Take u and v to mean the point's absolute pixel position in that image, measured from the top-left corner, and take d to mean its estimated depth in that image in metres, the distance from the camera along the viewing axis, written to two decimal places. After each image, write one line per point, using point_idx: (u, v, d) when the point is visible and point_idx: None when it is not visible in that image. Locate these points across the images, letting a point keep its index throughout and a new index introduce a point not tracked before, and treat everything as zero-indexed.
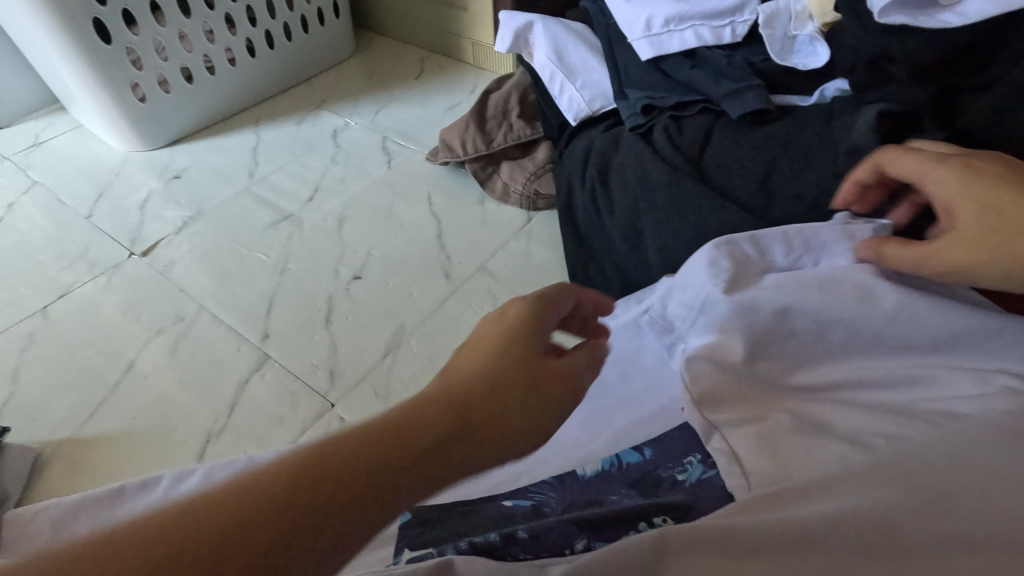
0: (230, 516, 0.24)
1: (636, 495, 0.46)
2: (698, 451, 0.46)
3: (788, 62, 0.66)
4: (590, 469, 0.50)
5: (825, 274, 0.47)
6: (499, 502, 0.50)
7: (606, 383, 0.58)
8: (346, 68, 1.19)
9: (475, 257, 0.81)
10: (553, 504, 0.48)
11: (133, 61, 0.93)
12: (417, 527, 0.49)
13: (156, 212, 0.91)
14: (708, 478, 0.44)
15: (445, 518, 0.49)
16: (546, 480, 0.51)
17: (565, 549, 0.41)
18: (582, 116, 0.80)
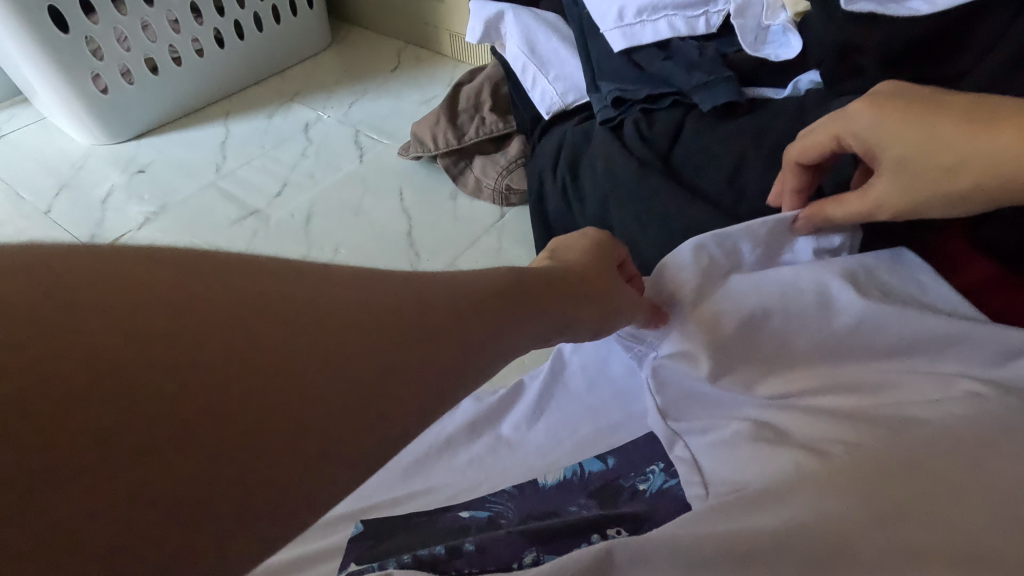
0: (346, 363, 0.25)
1: (594, 505, 0.44)
2: (661, 459, 0.45)
3: (760, 53, 0.64)
4: (551, 478, 0.48)
5: (789, 281, 0.44)
6: (455, 513, 0.47)
7: (572, 390, 0.55)
8: (321, 60, 1.16)
9: (444, 255, 0.79)
10: (511, 515, 0.46)
11: (94, 51, 0.91)
12: (367, 539, 0.47)
13: (119, 207, 0.89)
14: (667, 487, 0.43)
15: (397, 530, 0.47)
16: (506, 489, 0.48)
17: (513, 563, 0.40)
18: (555, 108, 0.79)
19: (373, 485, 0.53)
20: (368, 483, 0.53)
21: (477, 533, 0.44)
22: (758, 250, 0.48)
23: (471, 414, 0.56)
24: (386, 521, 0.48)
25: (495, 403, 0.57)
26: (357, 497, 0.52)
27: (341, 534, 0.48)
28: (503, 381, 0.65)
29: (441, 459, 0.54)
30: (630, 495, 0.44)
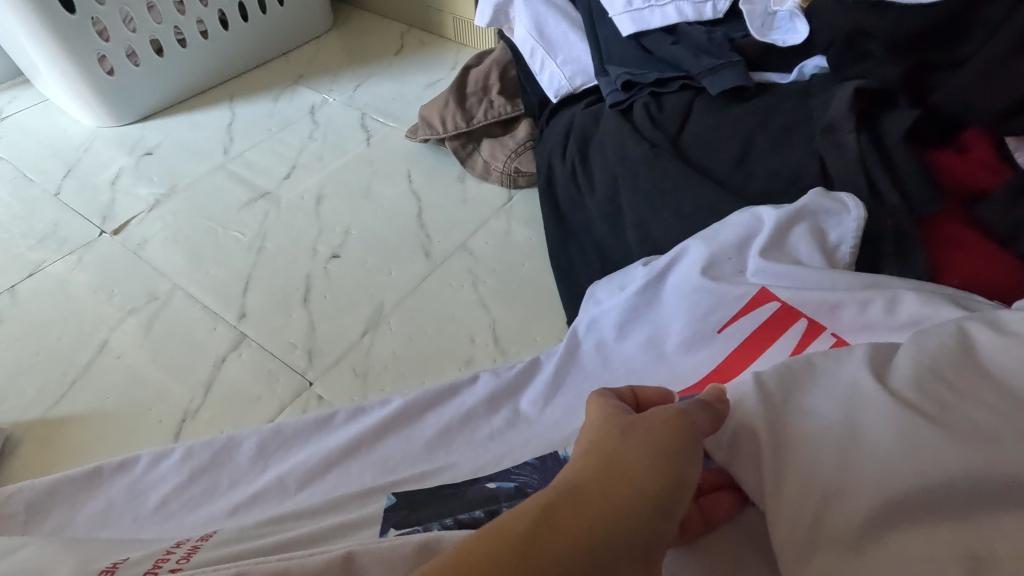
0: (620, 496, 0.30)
1: None
2: None
3: (767, 39, 0.66)
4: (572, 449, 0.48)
5: (792, 283, 0.50)
6: (483, 485, 0.49)
7: (588, 368, 0.58)
8: (324, 42, 1.16)
9: (455, 236, 0.81)
10: (537, 485, 0.46)
11: (99, 32, 0.90)
12: (402, 509, 0.48)
13: (128, 188, 0.89)
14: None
15: (428, 500, 0.48)
16: (529, 462, 0.49)
17: None
18: (563, 93, 0.80)
19: (398, 457, 0.55)
20: (393, 453, 0.56)
21: (508, 502, 0.45)
22: (766, 238, 0.52)
23: (491, 387, 0.59)
24: (417, 493, 0.50)
25: (513, 376, 0.60)
26: (385, 468, 0.55)
27: (368, 506, 0.49)
28: (516, 358, 0.67)
29: (463, 431, 0.57)
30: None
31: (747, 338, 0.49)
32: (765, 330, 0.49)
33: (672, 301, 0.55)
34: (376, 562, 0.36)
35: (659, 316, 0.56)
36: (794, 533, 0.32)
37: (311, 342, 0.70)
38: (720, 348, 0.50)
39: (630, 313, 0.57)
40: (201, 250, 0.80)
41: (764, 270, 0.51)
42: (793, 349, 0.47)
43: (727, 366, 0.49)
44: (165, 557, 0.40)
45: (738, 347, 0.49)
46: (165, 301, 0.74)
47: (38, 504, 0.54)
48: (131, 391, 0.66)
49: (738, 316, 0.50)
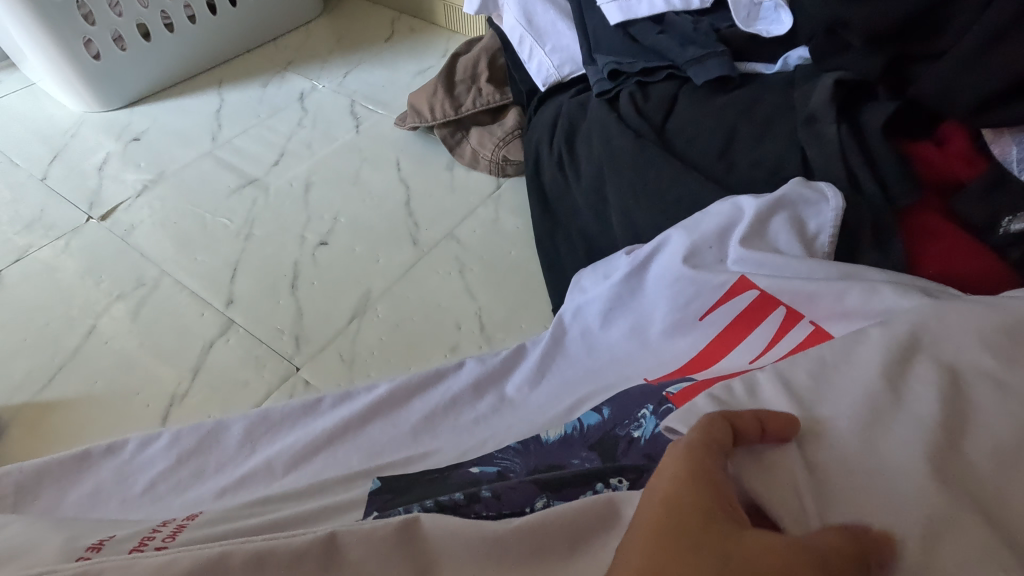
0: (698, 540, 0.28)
1: (595, 458, 0.46)
2: (651, 403, 0.47)
3: (752, 29, 0.66)
4: (553, 433, 0.51)
5: (773, 273, 0.50)
6: (466, 469, 0.49)
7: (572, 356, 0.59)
8: (314, 28, 1.16)
9: (443, 223, 0.81)
10: (519, 469, 0.48)
11: (85, 16, 0.90)
12: (387, 495, 0.48)
13: (115, 174, 0.89)
14: (658, 432, 0.44)
15: (412, 485, 0.49)
16: (512, 446, 0.51)
17: (526, 507, 0.43)
18: (551, 81, 0.80)
19: (383, 441, 0.56)
20: (378, 438, 0.57)
21: (489, 484, 0.46)
22: (749, 228, 0.53)
23: (477, 373, 0.60)
24: (401, 478, 0.50)
25: (499, 363, 0.61)
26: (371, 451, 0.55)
27: (350, 491, 0.50)
28: (501, 344, 0.68)
29: (448, 415, 0.58)
30: (628, 443, 0.46)
31: (727, 326, 0.51)
32: (745, 319, 0.50)
33: (655, 292, 0.56)
34: (359, 543, 0.36)
35: (642, 307, 0.56)
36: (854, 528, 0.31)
37: (298, 328, 0.70)
38: (701, 335, 0.52)
39: (615, 301, 0.58)
40: (189, 236, 0.80)
41: (745, 259, 0.52)
42: (770, 339, 0.48)
43: (706, 353, 0.50)
44: (153, 535, 0.41)
45: (718, 335, 0.51)
46: (153, 287, 0.75)
47: (25, 486, 0.55)
48: (121, 376, 0.67)
49: (718, 304, 0.51)
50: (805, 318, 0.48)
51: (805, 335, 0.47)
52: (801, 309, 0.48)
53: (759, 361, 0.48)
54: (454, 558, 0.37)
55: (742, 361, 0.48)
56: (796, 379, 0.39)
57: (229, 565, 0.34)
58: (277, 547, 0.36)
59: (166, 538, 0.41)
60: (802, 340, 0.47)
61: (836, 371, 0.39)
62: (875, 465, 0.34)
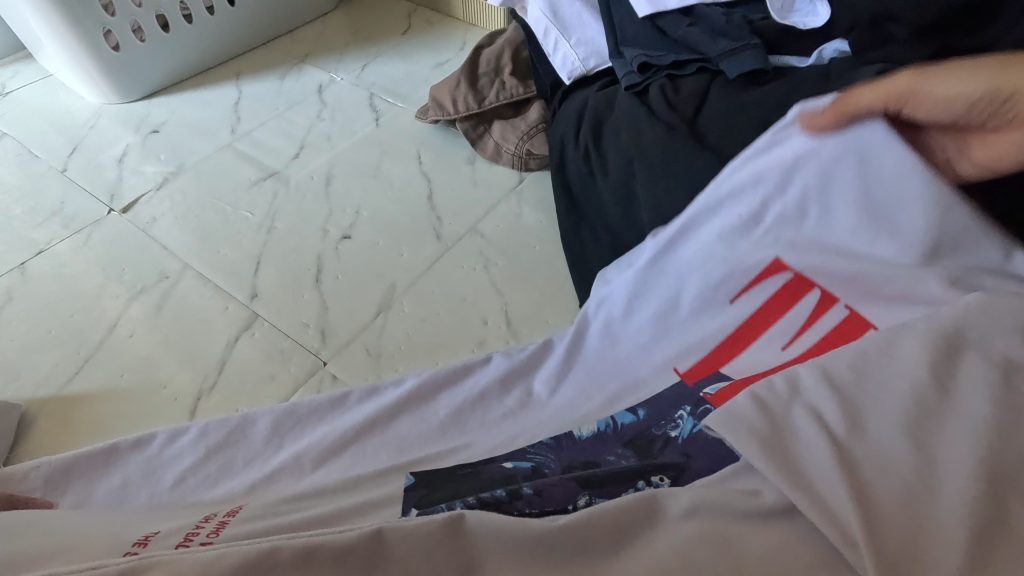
0: None
1: (631, 455, 0.48)
2: (688, 405, 0.49)
3: (788, 20, 0.65)
4: (586, 431, 0.52)
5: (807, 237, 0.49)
6: (499, 464, 0.50)
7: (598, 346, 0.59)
8: (331, 21, 1.15)
9: (466, 217, 0.80)
10: (554, 465, 0.49)
11: (105, 7, 0.89)
12: (422, 489, 0.48)
13: (134, 167, 0.88)
14: (696, 432, 0.46)
15: (444, 480, 0.49)
16: (544, 442, 0.52)
17: (569, 504, 0.43)
18: (577, 74, 0.79)
19: (413, 438, 0.56)
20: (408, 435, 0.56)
21: (527, 480, 0.46)
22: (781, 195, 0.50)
23: (505, 366, 0.60)
24: (434, 474, 0.50)
25: (526, 356, 0.60)
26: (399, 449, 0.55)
27: (383, 489, 0.49)
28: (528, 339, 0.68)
29: (475, 411, 0.57)
30: (664, 441, 0.48)
31: (760, 307, 0.51)
32: (777, 304, 0.50)
33: (686, 272, 0.55)
34: (404, 540, 0.36)
35: (670, 289, 0.56)
36: (903, 536, 0.31)
37: (323, 322, 0.70)
38: (733, 315, 0.52)
39: (642, 292, 0.58)
40: (211, 229, 0.80)
41: (778, 222, 0.50)
42: (807, 319, 0.48)
43: (737, 337, 0.51)
44: (196, 530, 0.41)
45: (749, 318, 0.51)
46: (175, 281, 0.74)
47: (55, 480, 0.55)
48: (145, 369, 0.67)
49: (753, 281, 0.51)
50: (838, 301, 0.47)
51: (839, 319, 0.47)
52: (836, 293, 0.47)
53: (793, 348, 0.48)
54: (497, 557, 0.36)
55: (775, 348, 0.49)
56: (840, 374, 0.39)
57: (275, 563, 0.34)
58: (323, 542, 0.35)
59: (209, 533, 0.41)
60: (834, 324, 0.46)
61: (881, 367, 0.38)
62: (927, 469, 0.33)
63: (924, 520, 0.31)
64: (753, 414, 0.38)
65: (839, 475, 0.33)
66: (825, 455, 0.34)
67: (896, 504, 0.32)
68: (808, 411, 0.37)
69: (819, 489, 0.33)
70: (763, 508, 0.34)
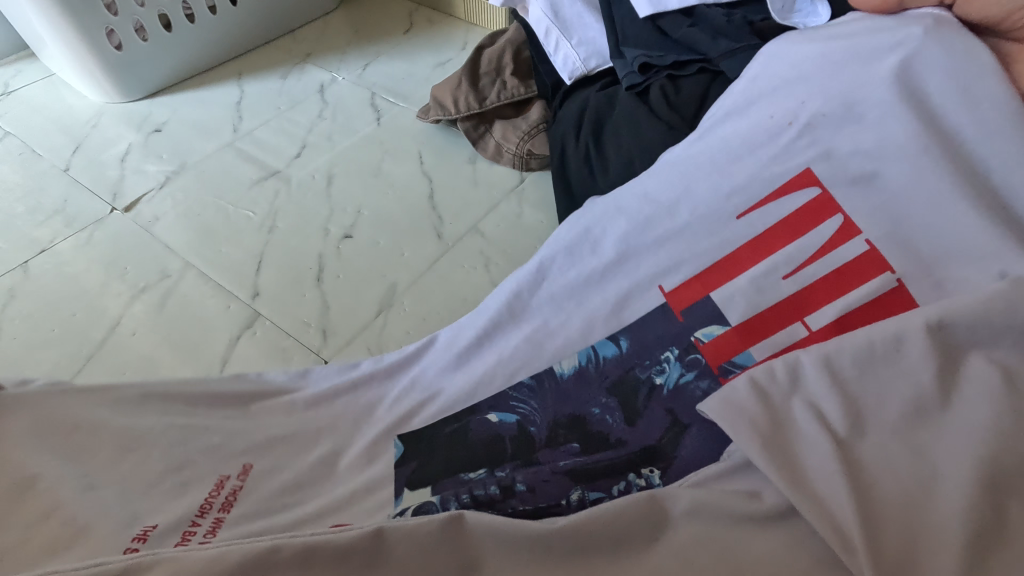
0: None
1: (615, 407, 0.50)
2: (675, 347, 0.50)
3: (788, 21, 0.64)
4: (567, 367, 0.53)
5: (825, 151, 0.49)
6: (484, 415, 0.53)
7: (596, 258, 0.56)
8: (332, 20, 1.15)
9: (466, 217, 0.81)
10: (539, 421, 0.52)
11: (107, 6, 0.89)
12: (413, 462, 0.51)
13: (136, 165, 0.89)
14: (683, 383, 0.48)
15: (435, 446, 0.52)
16: (524, 383, 0.53)
17: (561, 500, 0.45)
18: (578, 74, 0.80)
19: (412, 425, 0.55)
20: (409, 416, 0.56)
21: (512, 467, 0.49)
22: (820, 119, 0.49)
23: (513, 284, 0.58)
24: (422, 440, 0.53)
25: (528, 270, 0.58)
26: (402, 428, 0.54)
27: (374, 469, 0.52)
28: None
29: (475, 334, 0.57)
30: (649, 390, 0.49)
31: (771, 226, 0.49)
32: (793, 224, 0.48)
33: (703, 185, 0.53)
34: (404, 539, 0.36)
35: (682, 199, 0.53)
36: (897, 543, 0.31)
37: (324, 321, 0.70)
38: (740, 231, 0.50)
39: (636, 219, 0.55)
40: (212, 228, 0.80)
41: (810, 129, 0.49)
42: (820, 246, 0.47)
43: (739, 259, 0.50)
44: (193, 529, 0.43)
45: (757, 236, 0.50)
46: (177, 279, 0.75)
47: None
48: (147, 367, 0.67)
49: (765, 201, 0.50)
50: (891, 269, 0.44)
51: (860, 252, 0.45)
52: (859, 224, 0.46)
53: (797, 279, 0.47)
54: (496, 556, 0.36)
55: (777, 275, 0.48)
56: (841, 367, 0.38)
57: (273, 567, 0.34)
58: (324, 542, 0.35)
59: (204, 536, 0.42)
60: (877, 292, 0.44)
61: (885, 365, 0.37)
62: (923, 474, 0.33)
63: (921, 528, 0.32)
64: (752, 400, 0.37)
65: (837, 479, 0.33)
66: (825, 459, 0.34)
67: (892, 512, 0.32)
68: (807, 404, 0.37)
69: (817, 489, 0.33)
70: (763, 511, 0.35)
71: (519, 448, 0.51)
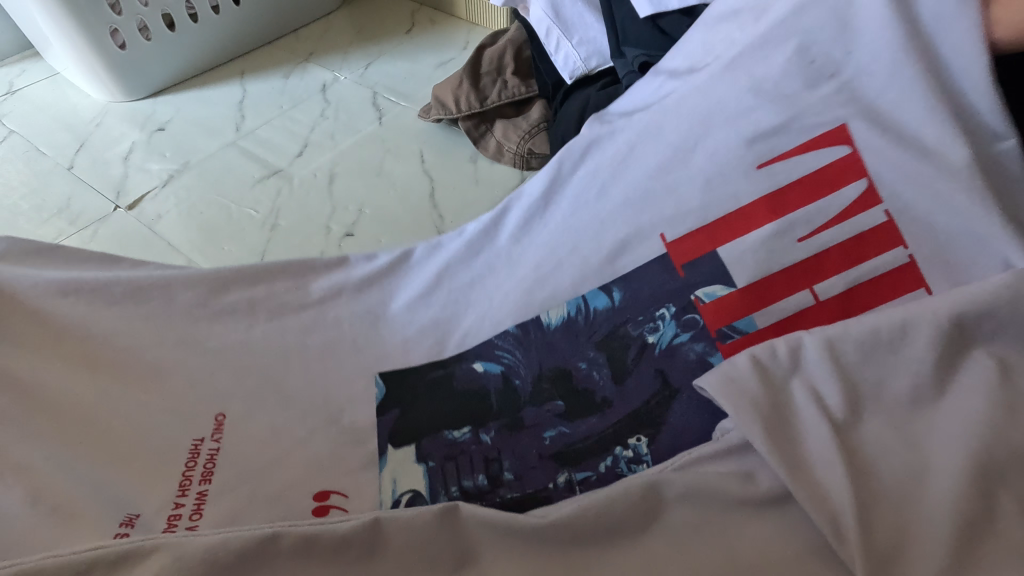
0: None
1: (602, 364, 0.53)
2: (670, 305, 0.51)
3: None
4: (556, 316, 0.55)
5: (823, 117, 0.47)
6: (469, 364, 0.56)
7: (588, 201, 0.57)
8: (335, 20, 1.15)
9: (467, 215, 0.81)
10: (523, 373, 0.55)
11: (111, 6, 0.91)
12: (394, 410, 0.55)
13: (139, 164, 0.89)
14: (677, 345, 0.50)
15: (419, 396, 0.56)
16: (511, 333, 0.56)
17: (548, 484, 0.48)
18: (578, 74, 0.81)
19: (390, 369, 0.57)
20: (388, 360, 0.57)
21: (491, 431, 0.53)
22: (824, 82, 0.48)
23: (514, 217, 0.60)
24: (405, 381, 0.56)
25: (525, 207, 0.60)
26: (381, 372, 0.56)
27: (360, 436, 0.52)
28: None
29: (444, 274, 0.61)
30: (640, 346, 0.52)
31: (794, 180, 0.48)
32: (816, 182, 0.47)
33: (697, 129, 0.52)
34: (403, 529, 0.37)
35: (673, 144, 0.53)
36: (890, 540, 0.32)
37: None
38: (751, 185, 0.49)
39: (635, 159, 0.55)
40: (215, 226, 0.81)
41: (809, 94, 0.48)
42: (838, 213, 0.46)
43: (747, 214, 0.49)
44: (178, 513, 0.46)
45: (778, 191, 0.48)
46: None
47: None
48: None
49: (790, 154, 0.48)
50: (904, 245, 0.44)
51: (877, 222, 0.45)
52: (882, 194, 0.45)
53: (812, 244, 0.47)
54: (493, 546, 0.37)
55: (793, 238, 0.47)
56: (845, 353, 0.37)
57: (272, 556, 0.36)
58: (325, 531, 0.37)
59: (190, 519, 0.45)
60: (888, 267, 0.44)
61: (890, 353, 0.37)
62: (919, 470, 0.34)
63: (915, 513, 0.33)
64: (752, 381, 0.37)
65: (835, 474, 0.34)
66: (824, 454, 0.35)
67: (883, 497, 0.33)
68: (806, 388, 0.37)
69: (814, 476, 0.34)
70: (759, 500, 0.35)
71: (504, 399, 0.54)
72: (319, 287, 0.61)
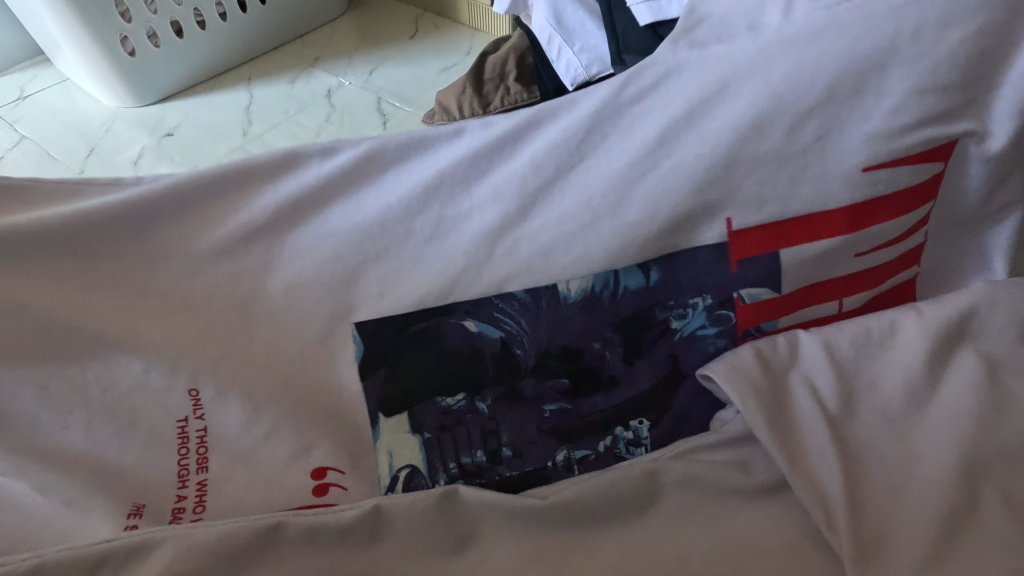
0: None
1: (618, 344, 0.54)
2: (710, 295, 0.53)
3: None
4: (575, 288, 0.53)
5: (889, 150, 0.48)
6: (461, 321, 0.54)
7: (647, 169, 0.50)
8: (339, 26, 1.17)
9: None
10: (526, 343, 0.54)
11: (122, 13, 0.93)
12: (378, 373, 0.54)
13: (150, 169, 0.91)
14: (700, 333, 0.53)
15: (407, 351, 0.54)
16: (517, 299, 0.53)
17: (548, 461, 0.52)
18: (580, 81, 0.82)
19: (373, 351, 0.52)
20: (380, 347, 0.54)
21: (485, 397, 0.55)
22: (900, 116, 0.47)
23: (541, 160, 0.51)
24: (403, 351, 0.55)
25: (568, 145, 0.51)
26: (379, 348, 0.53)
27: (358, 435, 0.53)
28: None
29: (440, 198, 0.53)
30: (663, 328, 0.54)
31: (879, 197, 0.49)
32: (900, 201, 0.50)
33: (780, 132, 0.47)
34: (403, 510, 0.42)
35: (756, 143, 0.48)
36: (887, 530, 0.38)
37: None
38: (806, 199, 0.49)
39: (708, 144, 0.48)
40: None
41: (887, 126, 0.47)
42: (903, 231, 0.51)
43: (829, 220, 0.50)
44: (181, 508, 0.48)
45: (860, 206, 0.50)
46: None
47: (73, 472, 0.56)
48: None
49: (891, 165, 0.48)
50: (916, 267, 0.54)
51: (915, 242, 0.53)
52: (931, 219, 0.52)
53: (864, 259, 0.52)
54: (495, 528, 0.42)
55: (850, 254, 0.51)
56: (841, 349, 0.45)
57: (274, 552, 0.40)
58: (326, 522, 0.41)
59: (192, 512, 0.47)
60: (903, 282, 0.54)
61: (877, 348, 0.45)
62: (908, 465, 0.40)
63: (900, 498, 0.39)
64: (757, 369, 0.44)
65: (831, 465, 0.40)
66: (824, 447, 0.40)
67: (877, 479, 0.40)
68: (804, 382, 0.43)
69: (811, 467, 0.40)
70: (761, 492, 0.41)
71: (503, 367, 0.55)
72: (260, 210, 0.53)
